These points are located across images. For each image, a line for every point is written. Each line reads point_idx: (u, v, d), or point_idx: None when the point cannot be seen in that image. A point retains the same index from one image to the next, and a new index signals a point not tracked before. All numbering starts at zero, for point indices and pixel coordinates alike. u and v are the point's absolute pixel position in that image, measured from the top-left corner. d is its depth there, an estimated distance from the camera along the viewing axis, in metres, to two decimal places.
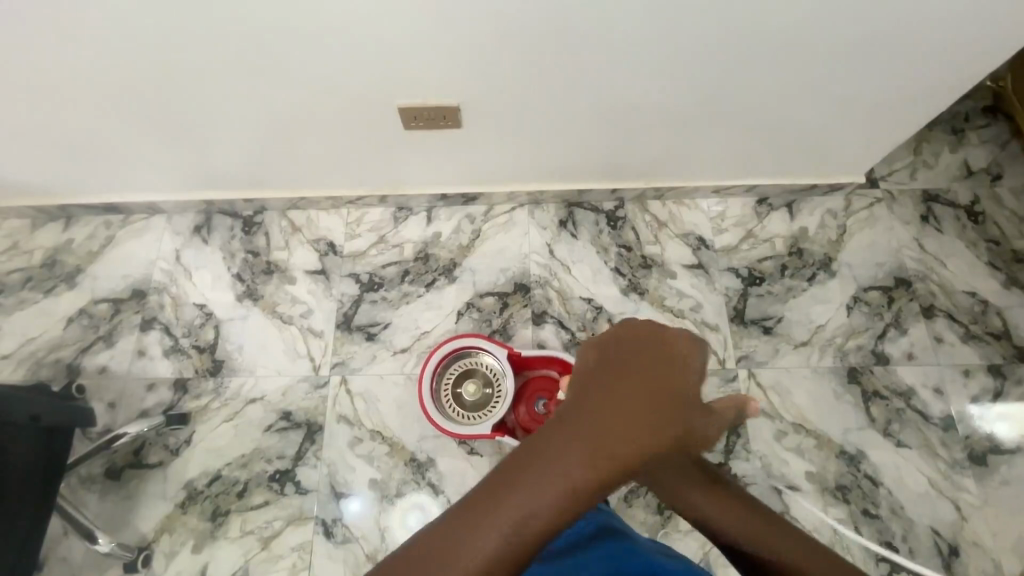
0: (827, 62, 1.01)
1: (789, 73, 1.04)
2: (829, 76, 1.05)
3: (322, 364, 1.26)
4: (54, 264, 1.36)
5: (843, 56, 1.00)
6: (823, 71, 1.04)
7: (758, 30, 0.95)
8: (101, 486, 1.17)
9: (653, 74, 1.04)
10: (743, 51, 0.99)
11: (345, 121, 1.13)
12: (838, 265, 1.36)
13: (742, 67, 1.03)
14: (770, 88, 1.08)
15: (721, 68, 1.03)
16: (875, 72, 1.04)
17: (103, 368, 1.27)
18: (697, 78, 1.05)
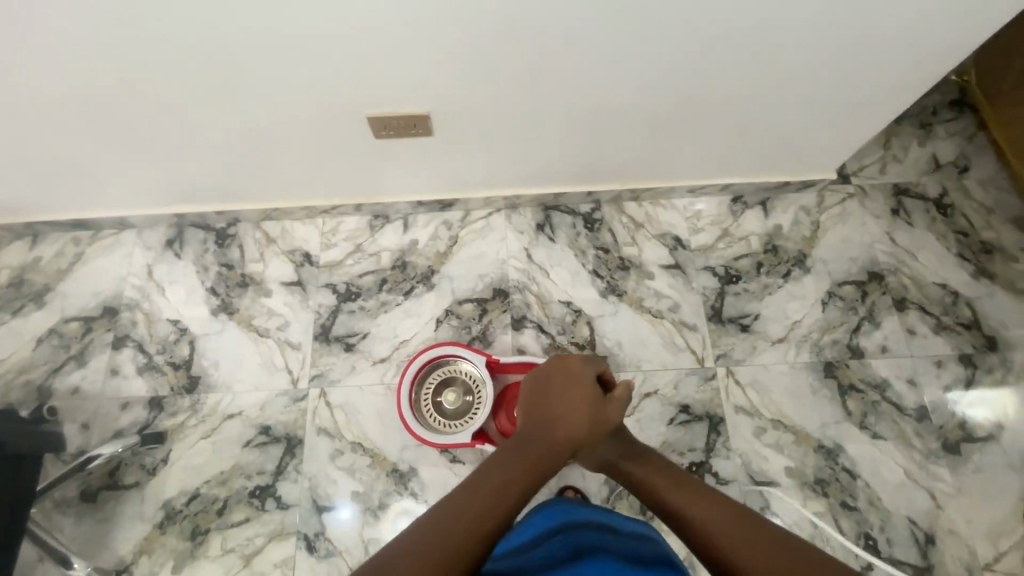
0: (792, 62, 1.03)
1: (757, 73, 1.05)
2: (794, 76, 1.07)
3: (300, 377, 1.25)
4: (21, 283, 1.33)
5: (808, 57, 1.02)
6: (789, 72, 1.05)
7: (725, 33, 0.96)
8: (75, 509, 1.14)
9: (625, 76, 1.04)
10: (711, 54, 1.00)
11: (316, 131, 1.12)
12: (812, 261, 1.38)
13: (710, 69, 1.04)
14: (738, 89, 1.09)
15: (690, 70, 1.04)
16: (841, 71, 1.06)
17: (75, 389, 1.24)
18: (666, 80, 1.06)
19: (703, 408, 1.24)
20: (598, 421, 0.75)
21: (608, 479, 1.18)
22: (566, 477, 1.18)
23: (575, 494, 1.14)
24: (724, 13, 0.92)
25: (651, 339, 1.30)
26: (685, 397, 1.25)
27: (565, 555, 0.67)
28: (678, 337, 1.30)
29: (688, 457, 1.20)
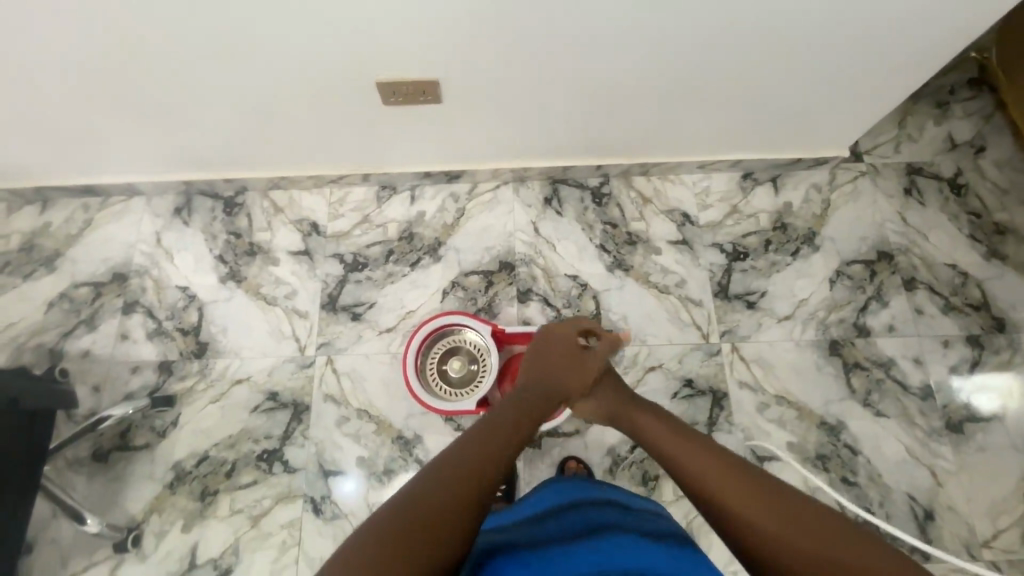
0: (810, 34, 1.00)
1: (774, 45, 1.03)
2: (812, 49, 1.04)
3: (307, 344, 1.26)
4: (32, 247, 1.34)
5: (826, 28, 0.99)
6: (806, 45, 1.03)
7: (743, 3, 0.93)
8: (88, 468, 1.17)
9: (638, 46, 1.02)
10: (728, 24, 0.98)
11: (323, 98, 1.10)
12: (821, 239, 1.37)
13: (727, 39, 1.01)
14: (753, 62, 1.07)
15: (705, 40, 1.01)
16: (861, 44, 1.03)
17: (86, 352, 1.26)
18: (680, 51, 1.04)
19: (707, 383, 1.25)
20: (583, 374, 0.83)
21: (611, 450, 1.19)
22: (569, 448, 1.19)
23: (577, 464, 1.15)
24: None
25: (656, 314, 1.30)
26: (688, 372, 1.25)
27: (580, 529, 0.68)
28: (684, 313, 1.30)
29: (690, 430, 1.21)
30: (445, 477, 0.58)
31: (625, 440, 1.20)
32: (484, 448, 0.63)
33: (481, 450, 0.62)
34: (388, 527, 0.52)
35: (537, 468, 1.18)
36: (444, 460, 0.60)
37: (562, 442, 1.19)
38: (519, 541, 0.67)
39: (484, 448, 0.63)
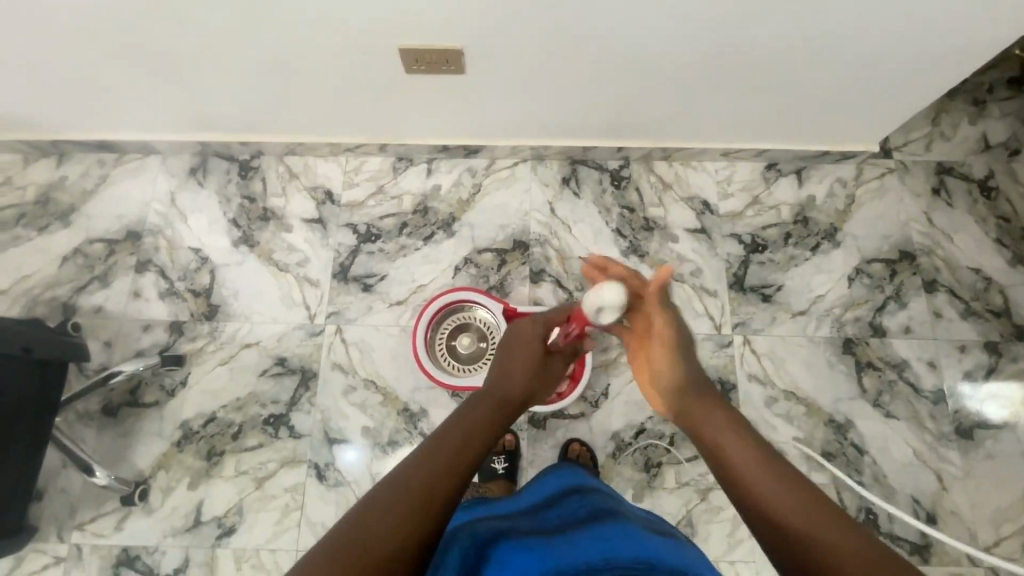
0: (851, 24, 0.96)
1: (812, 34, 0.99)
2: (852, 38, 1.00)
3: (317, 313, 1.26)
4: (47, 201, 1.34)
5: (869, 19, 0.95)
6: (846, 34, 0.99)
7: None
8: (98, 422, 1.18)
9: (671, 24, 0.98)
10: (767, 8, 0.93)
11: (343, 64, 1.07)
12: (843, 235, 1.34)
13: (764, 24, 0.97)
14: (789, 49, 1.03)
15: (741, 23, 0.97)
16: (905, 36, 0.98)
17: (98, 308, 1.26)
18: (714, 34, 1.00)
19: (716, 373, 1.24)
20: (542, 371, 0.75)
21: (615, 434, 1.19)
22: (573, 430, 1.19)
23: (581, 447, 1.16)
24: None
25: None
26: (698, 362, 1.24)
27: (578, 512, 0.70)
28: (697, 302, 1.28)
29: None
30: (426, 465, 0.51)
31: (629, 426, 1.20)
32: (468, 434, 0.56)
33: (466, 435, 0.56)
34: (369, 525, 0.45)
35: (540, 448, 1.18)
36: (423, 449, 0.53)
37: (566, 424, 1.19)
38: (519, 527, 0.68)
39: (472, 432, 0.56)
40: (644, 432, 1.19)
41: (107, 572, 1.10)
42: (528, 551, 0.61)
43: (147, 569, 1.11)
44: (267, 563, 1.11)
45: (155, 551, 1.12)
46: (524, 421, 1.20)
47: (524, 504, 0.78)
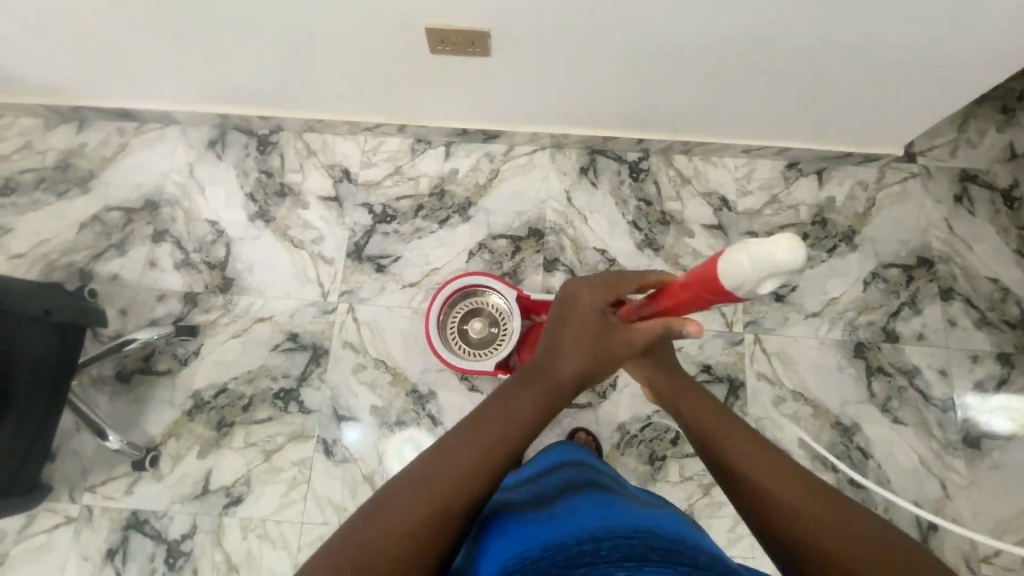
0: (886, 20, 0.94)
1: (845, 29, 0.97)
2: (885, 37, 0.98)
3: (330, 291, 1.26)
4: (67, 167, 1.34)
5: (905, 16, 0.93)
6: (879, 31, 0.97)
7: None
8: (111, 387, 1.20)
9: (703, 14, 0.96)
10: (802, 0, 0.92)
11: (368, 42, 1.07)
12: (861, 238, 1.33)
13: (797, 17, 0.95)
14: (820, 44, 1.01)
15: (773, 16, 0.96)
16: (940, 36, 0.96)
17: (115, 276, 1.28)
18: (745, 26, 0.98)
19: (725, 370, 1.24)
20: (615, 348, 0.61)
21: (621, 426, 1.19)
22: (579, 420, 1.20)
23: (587, 436, 1.16)
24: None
25: None
26: (708, 358, 1.24)
27: (577, 482, 0.69)
28: None
29: None
30: (450, 463, 0.50)
31: (636, 418, 1.20)
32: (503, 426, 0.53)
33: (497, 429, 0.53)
34: (384, 520, 0.47)
35: (546, 435, 1.19)
36: (436, 449, 0.52)
37: (573, 413, 1.20)
38: (518, 496, 0.68)
39: (500, 436, 0.52)
40: (650, 424, 1.19)
41: (117, 534, 1.13)
42: (526, 521, 0.59)
43: (155, 533, 1.13)
44: (273, 534, 1.13)
45: (164, 516, 1.14)
46: None
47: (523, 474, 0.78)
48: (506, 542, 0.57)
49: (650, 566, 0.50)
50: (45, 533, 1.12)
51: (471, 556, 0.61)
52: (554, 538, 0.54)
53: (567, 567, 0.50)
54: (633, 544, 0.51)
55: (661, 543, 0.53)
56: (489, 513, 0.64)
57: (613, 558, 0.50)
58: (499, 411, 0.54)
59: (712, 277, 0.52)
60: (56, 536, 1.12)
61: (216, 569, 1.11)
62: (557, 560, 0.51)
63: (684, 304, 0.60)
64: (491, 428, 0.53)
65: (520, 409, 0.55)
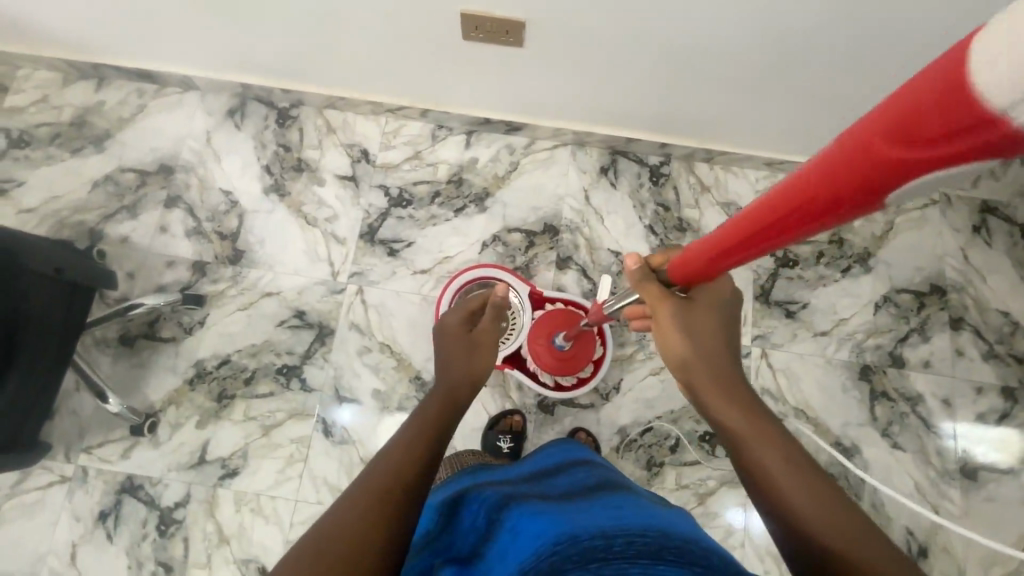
0: (922, 45, 0.94)
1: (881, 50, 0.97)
2: (919, 61, 0.97)
3: (341, 271, 1.26)
4: (83, 124, 1.33)
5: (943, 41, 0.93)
6: (914, 56, 0.97)
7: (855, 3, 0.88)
8: (114, 350, 1.19)
9: (746, 17, 0.94)
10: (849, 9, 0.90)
11: (400, 22, 1.05)
12: (876, 261, 1.32)
13: (833, 35, 0.95)
14: (853, 64, 1.01)
15: (809, 33, 0.96)
16: None
17: (125, 238, 1.27)
18: (781, 39, 0.98)
19: None
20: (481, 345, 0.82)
21: (622, 429, 1.19)
22: (580, 420, 1.19)
23: (587, 436, 1.16)
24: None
25: None
26: None
27: (587, 482, 0.70)
28: None
29: (704, 426, 1.20)
30: (386, 464, 0.57)
31: (637, 422, 1.20)
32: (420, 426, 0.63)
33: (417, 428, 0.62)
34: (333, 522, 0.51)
35: (546, 432, 1.19)
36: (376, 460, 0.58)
37: (574, 412, 1.20)
38: (527, 491, 0.69)
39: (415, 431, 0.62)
40: (651, 430, 1.19)
41: (110, 497, 1.12)
42: (538, 514, 0.60)
43: (149, 499, 1.13)
44: (266, 509, 1.13)
45: (159, 483, 1.13)
46: (533, 403, 1.20)
47: (529, 470, 0.80)
48: (517, 537, 0.57)
49: (665, 565, 0.49)
50: (39, 491, 1.12)
51: (483, 549, 0.62)
52: (566, 530, 0.54)
53: (579, 561, 0.50)
54: (646, 542, 0.51)
55: (674, 541, 0.52)
56: (499, 506, 0.66)
57: (627, 554, 0.50)
58: (414, 417, 0.65)
59: (957, 84, 0.22)
60: (49, 494, 1.12)
61: (206, 540, 1.11)
62: (570, 554, 0.50)
63: (862, 195, 0.31)
64: (409, 432, 0.62)
65: (429, 410, 0.66)
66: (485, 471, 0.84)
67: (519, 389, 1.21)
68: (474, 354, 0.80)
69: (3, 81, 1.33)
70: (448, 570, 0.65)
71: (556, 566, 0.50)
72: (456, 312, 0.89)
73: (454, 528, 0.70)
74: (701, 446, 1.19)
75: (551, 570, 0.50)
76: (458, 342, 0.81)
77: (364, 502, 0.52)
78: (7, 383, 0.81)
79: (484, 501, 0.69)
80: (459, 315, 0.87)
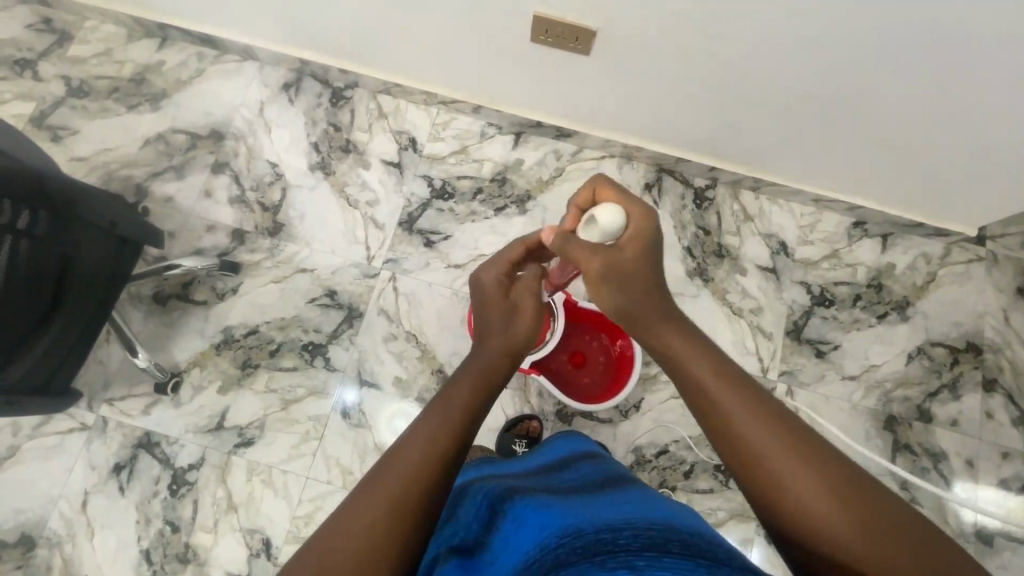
0: (989, 95, 0.92)
1: (945, 97, 0.95)
2: (985, 111, 0.96)
3: (376, 256, 1.26)
4: (142, 81, 1.34)
5: (1011, 97, 0.91)
6: (979, 105, 0.95)
7: (923, 49, 0.87)
8: (147, 306, 1.21)
9: (819, 55, 0.93)
10: (928, 55, 0.88)
11: (470, 16, 1.04)
12: (913, 311, 1.30)
13: (897, 78, 0.94)
14: (914, 108, 0.99)
15: (872, 74, 0.94)
16: None
17: (169, 198, 1.28)
18: (841, 78, 0.97)
19: None
20: (519, 320, 0.73)
21: (637, 448, 1.18)
22: (597, 434, 1.19)
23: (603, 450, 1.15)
24: (970, 8, 0.79)
25: (723, 333, 1.27)
26: None
27: (593, 477, 0.66)
28: (750, 341, 1.27)
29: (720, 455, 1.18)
30: (400, 462, 0.54)
31: (653, 444, 1.19)
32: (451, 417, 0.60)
33: (441, 419, 0.59)
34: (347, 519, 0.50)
35: None
36: (390, 456, 0.56)
37: (592, 425, 1.19)
38: (532, 485, 0.66)
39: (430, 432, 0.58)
40: (666, 453, 1.18)
41: (127, 450, 1.14)
42: (545, 507, 0.57)
43: (163, 458, 1.14)
44: (277, 482, 1.14)
45: (175, 442, 1.15)
46: (552, 411, 1.20)
47: (536, 462, 0.77)
48: (521, 528, 0.55)
49: (672, 558, 0.45)
50: (59, 436, 1.14)
51: (486, 540, 0.58)
52: (571, 524, 0.51)
53: (585, 554, 0.47)
54: (650, 535, 0.47)
55: (682, 536, 0.47)
56: (502, 497, 0.62)
57: (633, 547, 0.46)
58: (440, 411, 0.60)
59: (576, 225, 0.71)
60: (68, 440, 1.14)
61: (216, 505, 1.12)
62: (576, 546, 0.47)
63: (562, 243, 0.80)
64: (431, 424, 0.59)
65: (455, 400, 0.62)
66: (490, 463, 0.80)
67: (539, 395, 1.20)
68: (511, 326, 0.72)
69: (70, 29, 1.35)
70: (450, 563, 0.61)
71: (563, 559, 0.47)
72: (496, 266, 0.78)
73: (455, 517, 0.67)
74: (716, 475, 1.18)
75: (555, 564, 0.47)
76: (500, 313, 0.74)
77: (386, 489, 0.52)
78: (41, 341, 0.81)
79: (487, 492, 0.65)
80: (498, 273, 0.77)
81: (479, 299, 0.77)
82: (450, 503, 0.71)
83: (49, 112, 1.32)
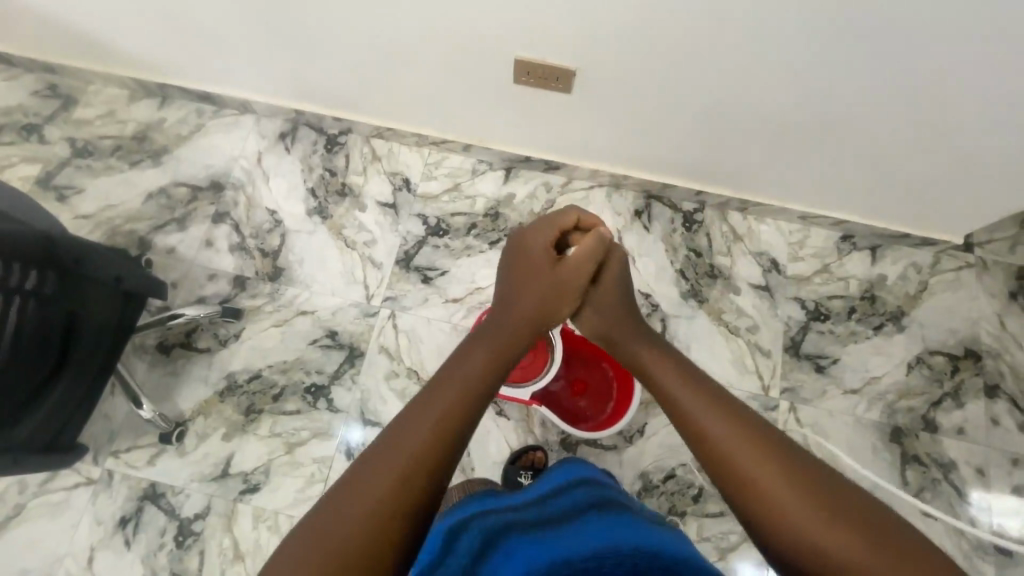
0: (948, 105, 0.97)
1: (908, 112, 1.00)
2: (949, 121, 1.00)
3: (375, 294, 1.28)
4: (143, 139, 1.40)
5: (971, 104, 0.96)
6: (941, 116, 1.00)
7: (882, 66, 0.92)
8: (150, 356, 1.23)
9: (802, 67, 0.96)
10: (901, 65, 0.92)
11: (457, 61, 1.10)
12: (909, 320, 1.31)
13: (860, 96, 0.99)
14: (880, 124, 1.04)
15: (839, 92, 0.99)
16: (1007, 127, 0.98)
17: (172, 249, 1.31)
18: (808, 99, 1.02)
19: None
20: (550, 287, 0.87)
21: (644, 474, 1.18)
22: (603, 461, 1.19)
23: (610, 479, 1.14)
24: (935, 18, 0.83)
25: (721, 353, 1.28)
26: None
27: (587, 507, 0.66)
28: (749, 359, 1.28)
29: None
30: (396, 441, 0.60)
31: (660, 469, 1.19)
32: (455, 396, 0.65)
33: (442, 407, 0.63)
34: (338, 515, 0.54)
35: None
36: (390, 438, 0.60)
37: (598, 452, 1.19)
38: (528, 516, 0.67)
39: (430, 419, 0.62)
40: (673, 477, 1.18)
41: (133, 503, 1.14)
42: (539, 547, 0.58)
43: (169, 509, 1.14)
44: (284, 528, 1.13)
45: (180, 492, 1.15)
46: (556, 440, 1.20)
47: (531, 486, 0.78)
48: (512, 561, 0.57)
49: None
50: (65, 491, 1.14)
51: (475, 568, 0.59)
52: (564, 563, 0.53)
53: None
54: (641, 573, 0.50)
55: None
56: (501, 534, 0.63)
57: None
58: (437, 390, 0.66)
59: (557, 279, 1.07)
60: (74, 495, 1.14)
61: (223, 554, 1.11)
62: None
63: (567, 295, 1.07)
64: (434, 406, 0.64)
65: (456, 387, 0.66)
66: (489, 496, 0.79)
67: (543, 425, 1.20)
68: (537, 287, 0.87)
69: (75, 94, 1.41)
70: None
71: None
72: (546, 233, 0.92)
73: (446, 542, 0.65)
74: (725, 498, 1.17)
75: None
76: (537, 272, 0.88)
77: (377, 483, 0.56)
78: (52, 392, 0.83)
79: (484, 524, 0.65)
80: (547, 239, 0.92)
81: (520, 257, 0.92)
82: (439, 528, 0.69)
83: (55, 173, 1.36)
